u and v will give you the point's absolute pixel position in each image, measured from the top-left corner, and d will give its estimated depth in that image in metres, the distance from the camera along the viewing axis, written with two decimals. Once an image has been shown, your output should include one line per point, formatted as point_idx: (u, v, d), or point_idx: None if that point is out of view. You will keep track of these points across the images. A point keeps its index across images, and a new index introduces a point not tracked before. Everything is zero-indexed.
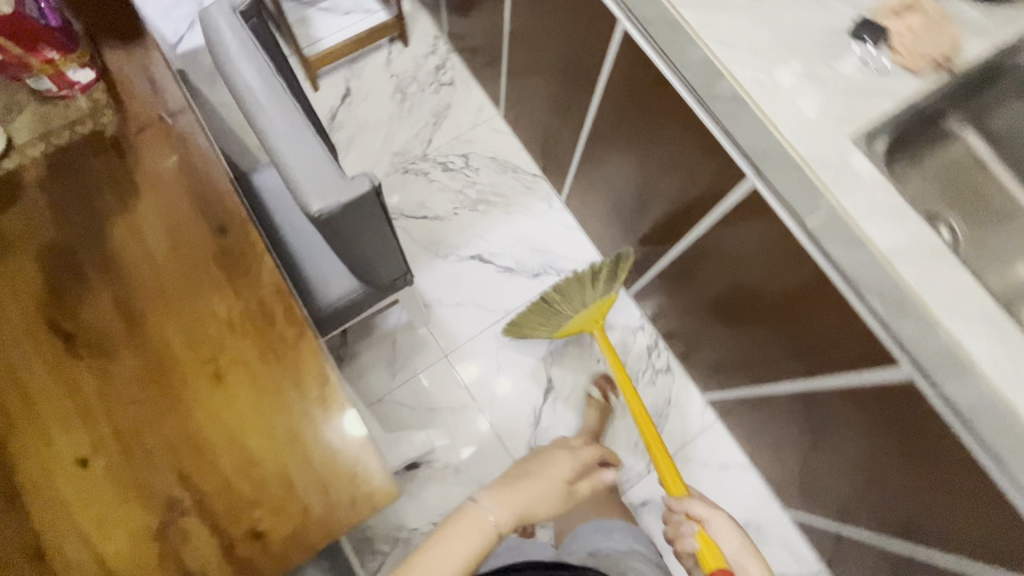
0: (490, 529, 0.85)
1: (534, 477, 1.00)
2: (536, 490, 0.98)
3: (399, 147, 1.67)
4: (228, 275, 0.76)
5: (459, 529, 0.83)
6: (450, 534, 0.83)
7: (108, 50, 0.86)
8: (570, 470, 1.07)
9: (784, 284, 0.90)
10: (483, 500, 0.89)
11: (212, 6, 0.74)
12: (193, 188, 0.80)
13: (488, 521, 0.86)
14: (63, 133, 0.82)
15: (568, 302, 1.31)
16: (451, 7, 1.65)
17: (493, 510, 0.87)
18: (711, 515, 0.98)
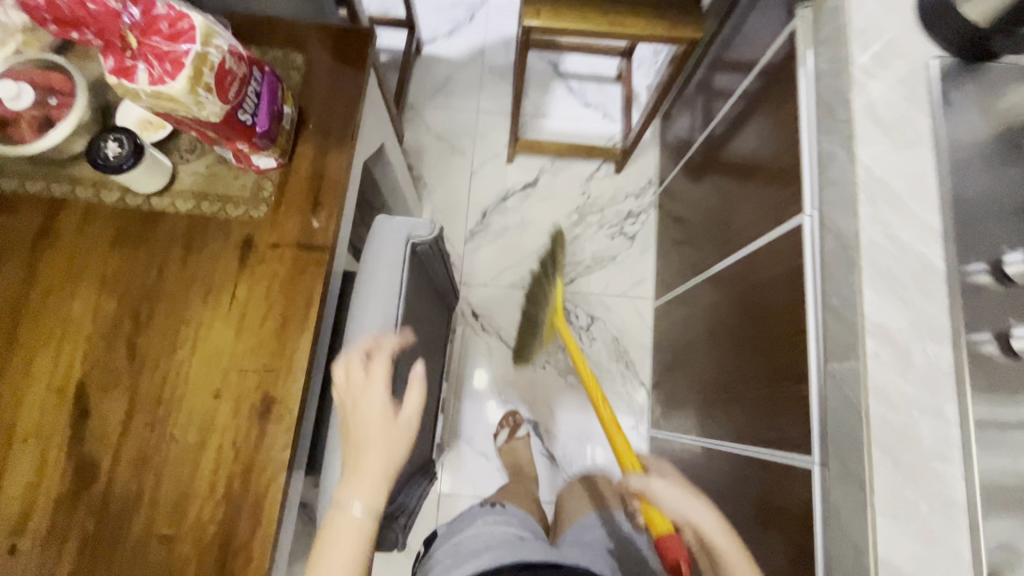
0: (367, 516, 0.66)
1: (350, 433, 0.68)
2: (371, 442, 0.67)
3: (541, 267, 1.56)
4: (240, 453, 0.70)
5: (342, 527, 0.66)
6: (334, 536, 0.66)
7: (306, 142, 0.81)
8: (375, 373, 0.66)
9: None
10: (344, 482, 0.67)
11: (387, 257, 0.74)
12: (276, 340, 0.73)
13: (364, 512, 0.66)
14: (215, 203, 0.78)
15: (537, 307, 1.34)
16: (680, 176, 1.47)
17: (361, 496, 0.66)
18: (646, 484, 0.87)
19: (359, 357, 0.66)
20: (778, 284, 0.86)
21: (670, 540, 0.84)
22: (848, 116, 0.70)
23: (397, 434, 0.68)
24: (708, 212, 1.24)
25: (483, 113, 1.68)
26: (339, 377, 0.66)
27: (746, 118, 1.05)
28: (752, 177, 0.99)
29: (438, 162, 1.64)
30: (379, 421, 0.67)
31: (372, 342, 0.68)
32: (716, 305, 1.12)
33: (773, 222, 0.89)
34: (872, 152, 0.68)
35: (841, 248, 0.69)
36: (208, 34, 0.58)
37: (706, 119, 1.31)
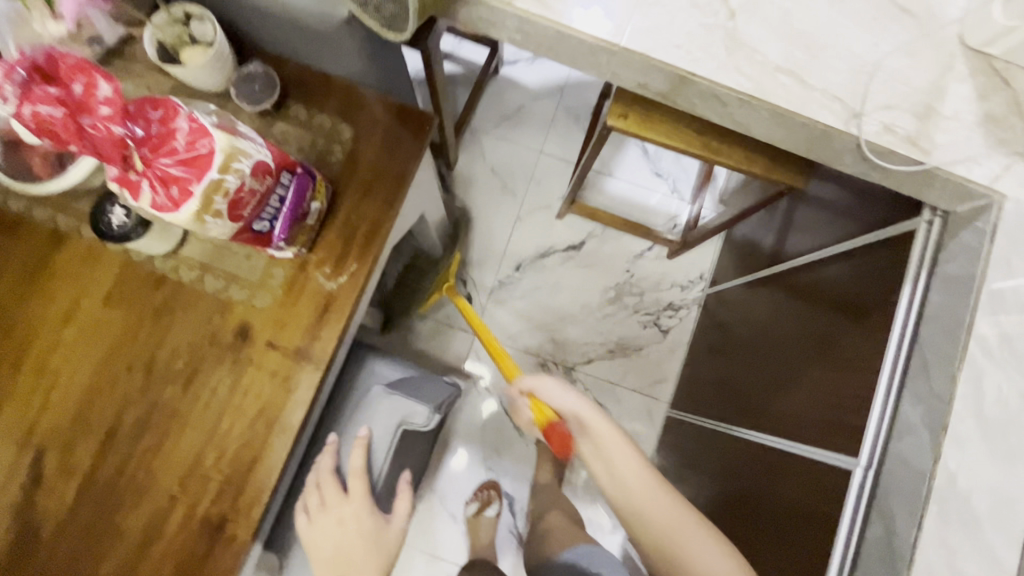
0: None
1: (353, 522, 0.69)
2: (354, 552, 0.68)
3: (562, 338, 1.48)
4: (184, 566, 0.66)
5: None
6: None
7: (332, 232, 0.73)
8: (356, 491, 0.71)
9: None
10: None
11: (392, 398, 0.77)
12: (247, 452, 0.68)
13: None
14: (219, 280, 0.71)
15: (426, 276, 1.39)
16: (734, 289, 1.34)
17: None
18: (536, 380, 1.00)
19: (327, 481, 0.71)
20: (802, 515, 0.76)
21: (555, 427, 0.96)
22: (947, 399, 0.59)
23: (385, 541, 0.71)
24: (751, 355, 1.13)
25: (546, 156, 1.56)
26: (311, 502, 0.70)
27: (825, 291, 0.92)
28: (812, 365, 0.88)
29: (486, 197, 1.54)
30: (369, 536, 0.70)
31: (357, 463, 0.73)
32: (730, 469, 1.03)
33: (819, 439, 0.78)
34: (963, 458, 0.57)
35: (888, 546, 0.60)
36: (230, 153, 0.50)
37: (780, 248, 1.18)
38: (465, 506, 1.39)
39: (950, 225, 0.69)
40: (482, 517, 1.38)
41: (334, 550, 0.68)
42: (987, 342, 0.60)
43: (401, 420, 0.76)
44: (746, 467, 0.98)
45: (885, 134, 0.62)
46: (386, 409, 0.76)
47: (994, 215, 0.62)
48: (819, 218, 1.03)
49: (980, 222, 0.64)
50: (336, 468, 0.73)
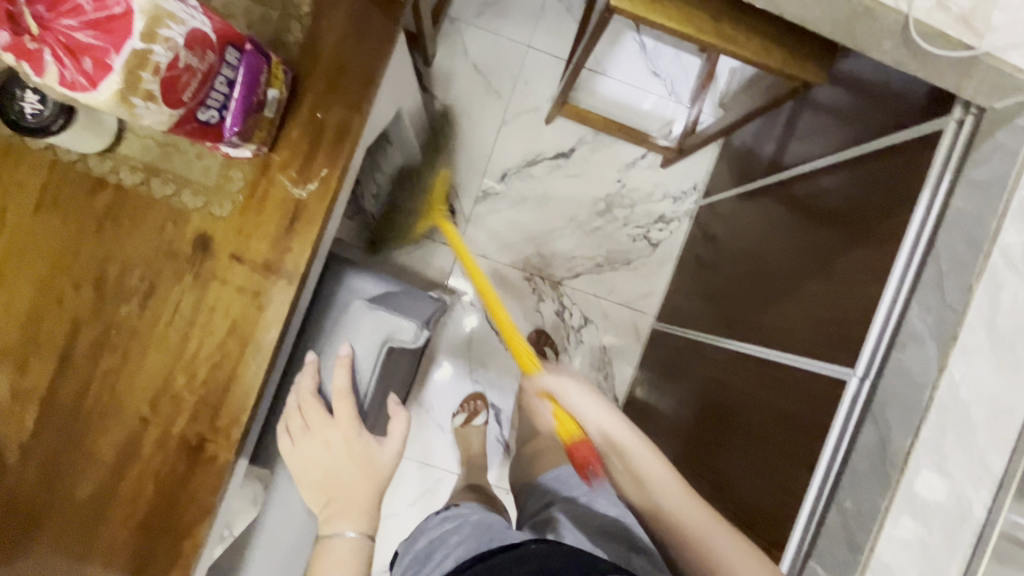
0: (364, 536, 0.53)
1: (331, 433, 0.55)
2: (340, 470, 0.55)
3: (548, 251, 1.42)
4: (164, 486, 0.63)
5: (335, 558, 0.52)
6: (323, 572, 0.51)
7: (295, 128, 0.64)
8: (344, 413, 0.56)
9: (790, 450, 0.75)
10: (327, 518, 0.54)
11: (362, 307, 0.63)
12: (222, 371, 0.63)
13: (360, 537, 0.54)
14: (168, 185, 0.62)
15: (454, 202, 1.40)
16: (729, 199, 1.29)
17: (353, 519, 0.54)
18: (558, 383, 0.84)
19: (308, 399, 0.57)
20: (794, 424, 0.76)
21: (583, 443, 0.82)
22: (960, 310, 0.56)
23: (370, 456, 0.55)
24: (746, 266, 1.10)
25: (534, 51, 1.41)
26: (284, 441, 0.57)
27: (831, 202, 0.87)
28: (808, 278, 0.86)
29: (468, 99, 1.40)
30: (355, 460, 0.56)
31: (343, 383, 0.57)
32: (716, 380, 1.04)
33: (812, 350, 0.78)
34: (969, 368, 0.56)
35: (880, 453, 0.60)
36: (155, 16, 0.40)
37: (783, 155, 1.11)
38: (453, 416, 1.40)
39: (983, 124, 0.63)
40: (471, 426, 1.37)
41: (322, 474, 0.55)
42: (1008, 249, 0.56)
43: (386, 338, 0.60)
44: (731, 377, 0.99)
45: (936, 12, 0.54)
46: (370, 328, 0.59)
47: None
48: (830, 121, 0.96)
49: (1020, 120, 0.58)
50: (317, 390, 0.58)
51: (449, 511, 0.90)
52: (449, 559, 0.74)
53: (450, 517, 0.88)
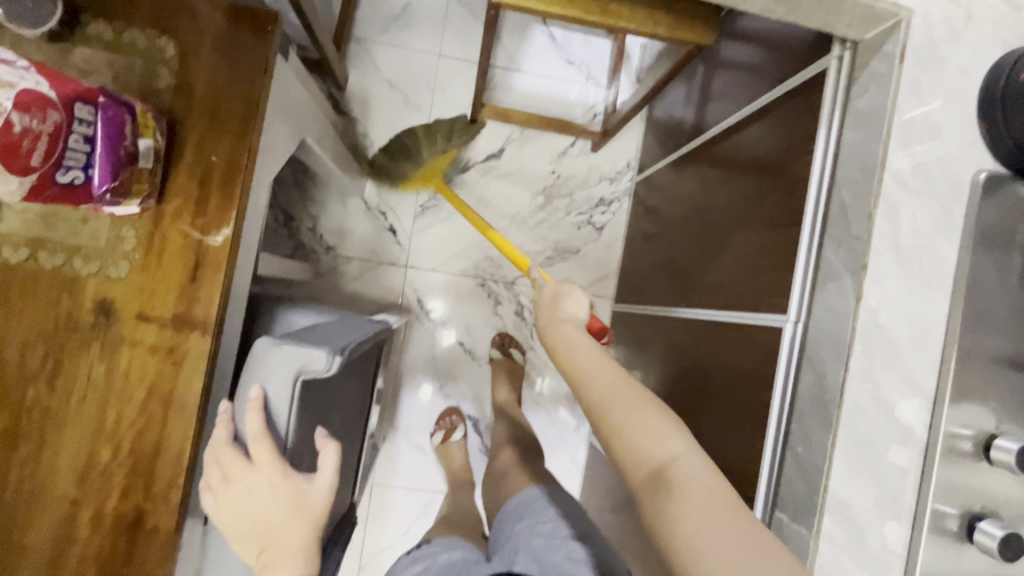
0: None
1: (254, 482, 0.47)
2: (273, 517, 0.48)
3: (497, 253, 1.41)
4: (108, 568, 0.60)
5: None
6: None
7: (182, 174, 0.62)
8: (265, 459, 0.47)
9: (742, 404, 0.75)
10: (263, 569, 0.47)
11: (262, 344, 0.50)
12: (150, 437, 0.61)
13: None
14: (57, 256, 0.60)
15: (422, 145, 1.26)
16: (662, 170, 1.30)
17: (290, 567, 0.47)
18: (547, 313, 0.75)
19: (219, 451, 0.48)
20: (745, 378, 0.76)
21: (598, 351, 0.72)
22: (865, 239, 0.58)
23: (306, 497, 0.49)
24: (685, 232, 1.10)
25: (445, 59, 1.41)
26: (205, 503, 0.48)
27: (745, 156, 0.88)
28: (737, 233, 0.87)
29: (389, 117, 1.39)
30: (288, 503, 0.49)
31: (257, 427, 0.48)
32: (674, 349, 1.04)
33: (748, 302, 0.79)
34: (884, 293, 0.57)
35: (818, 393, 0.60)
36: None
37: (701, 119, 1.13)
38: (432, 436, 1.38)
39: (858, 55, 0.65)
40: (450, 442, 1.35)
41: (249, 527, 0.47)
42: (899, 171, 0.58)
43: (298, 371, 0.49)
44: (686, 342, 0.99)
45: None
46: (278, 361, 0.49)
47: (903, 34, 0.58)
48: (736, 77, 0.97)
49: (888, 46, 0.59)
50: (234, 438, 0.49)
51: (419, 550, 0.90)
52: None
53: (419, 557, 0.88)
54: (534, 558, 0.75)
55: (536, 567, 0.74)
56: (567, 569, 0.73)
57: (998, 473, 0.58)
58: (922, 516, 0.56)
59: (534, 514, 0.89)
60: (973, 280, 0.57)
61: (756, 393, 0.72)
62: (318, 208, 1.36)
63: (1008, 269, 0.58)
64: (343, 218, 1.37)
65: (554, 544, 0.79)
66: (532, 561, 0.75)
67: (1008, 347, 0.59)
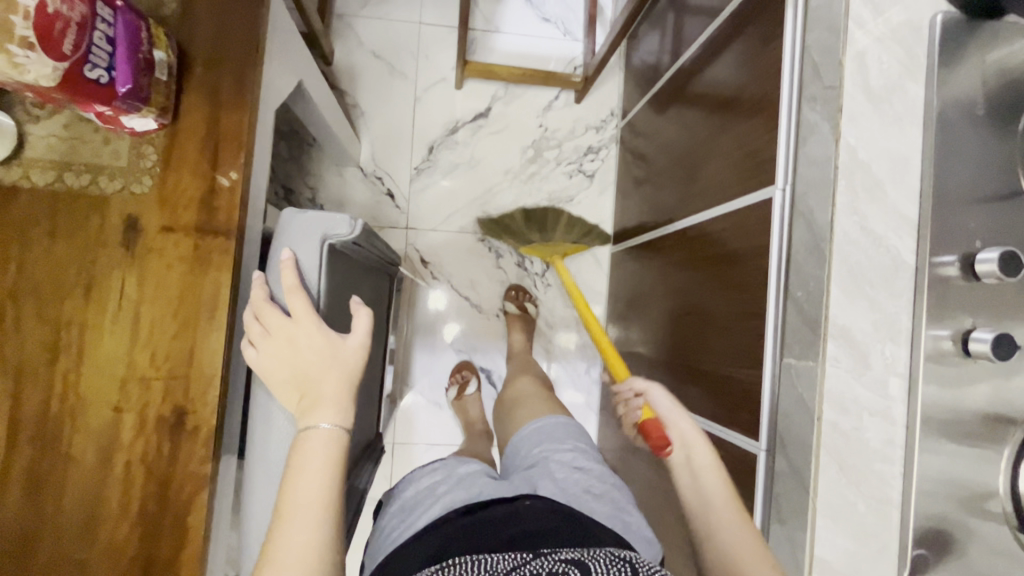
0: (340, 429, 0.52)
1: (291, 333, 0.52)
2: (312, 366, 0.53)
3: (493, 209, 1.45)
4: (153, 470, 0.62)
5: (312, 452, 0.50)
6: (303, 464, 0.50)
7: (193, 94, 0.65)
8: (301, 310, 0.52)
9: (740, 280, 0.79)
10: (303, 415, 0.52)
11: (290, 213, 0.56)
12: (184, 343, 0.63)
13: (338, 430, 0.52)
14: (83, 176, 0.63)
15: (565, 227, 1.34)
16: (644, 110, 1.35)
17: (328, 412, 0.52)
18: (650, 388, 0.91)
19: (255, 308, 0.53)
20: (741, 258, 0.80)
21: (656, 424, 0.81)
22: (837, 85, 0.62)
23: (341, 349, 0.54)
24: (672, 157, 1.15)
25: (426, 27, 1.45)
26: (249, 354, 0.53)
27: (721, 63, 0.93)
28: (721, 133, 0.90)
29: (377, 87, 1.43)
30: (324, 353, 0.53)
31: (291, 283, 0.53)
32: (672, 263, 1.07)
33: (737, 189, 0.83)
34: (859, 132, 0.62)
35: (810, 237, 0.63)
36: None
37: (676, 50, 1.17)
38: (446, 391, 1.40)
39: None
40: (465, 396, 1.37)
41: (291, 370, 0.52)
42: (861, 20, 0.62)
43: (323, 235, 0.55)
44: (683, 249, 1.03)
45: None
46: (306, 225, 0.55)
47: None
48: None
49: None
50: (270, 296, 0.54)
51: (436, 462, 0.82)
52: (441, 506, 0.67)
53: (439, 466, 0.80)
54: (558, 485, 0.71)
55: (560, 495, 0.70)
56: (588, 506, 0.69)
57: (980, 293, 0.62)
58: (917, 333, 0.60)
59: (557, 438, 0.85)
60: (940, 114, 0.62)
61: (753, 264, 0.76)
62: (317, 179, 1.40)
63: (968, 106, 0.63)
64: (342, 187, 1.41)
65: (575, 476, 0.75)
66: (555, 488, 0.71)
67: (977, 180, 0.63)
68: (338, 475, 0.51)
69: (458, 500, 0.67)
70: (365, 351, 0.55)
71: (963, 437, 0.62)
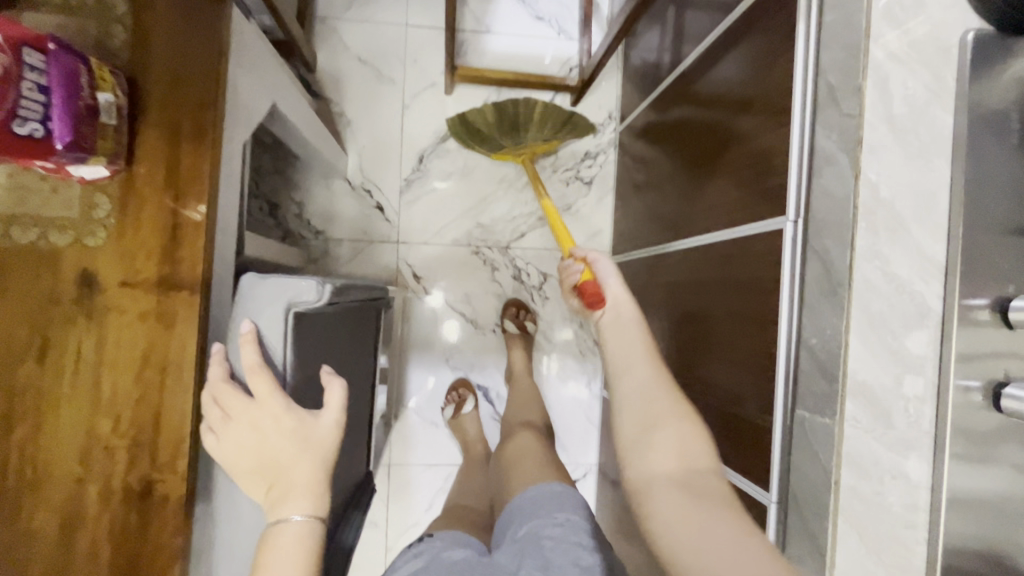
0: (312, 519, 0.52)
1: (257, 418, 0.53)
2: (282, 453, 0.53)
3: (487, 220, 1.39)
4: (122, 543, 0.58)
5: (283, 546, 0.50)
6: (272, 560, 0.50)
7: (149, 136, 0.60)
8: (264, 394, 0.53)
9: (748, 315, 0.74)
10: (273, 506, 0.52)
11: (247, 283, 0.56)
12: (149, 407, 0.59)
13: (309, 519, 0.52)
14: (31, 229, 0.58)
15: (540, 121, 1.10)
16: (644, 115, 1.28)
17: (298, 502, 0.52)
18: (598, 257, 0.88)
19: (215, 390, 0.53)
20: (749, 289, 0.74)
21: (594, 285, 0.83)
22: (857, 113, 0.56)
23: (312, 431, 0.54)
24: (674, 169, 1.08)
25: (413, 28, 1.38)
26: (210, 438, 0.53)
27: (726, 74, 0.86)
28: (726, 150, 0.84)
29: (364, 94, 1.37)
30: (293, 437, 0.54)
31: (253, 360, 0.54)
32: (673, 284, 1.03)
33: (745, 214, 0.77)
34: (880, 165, 0.56)
35: (825, 280, 0.58)
36: None
37: (677, 52, 1.10)
38: (443, 410, 1.36)
39: None
40: (462, 415, 1.32)
41: (257, 459, 0.53)
42: (884, 39, 0.56)
43: (288, 303, 0.55)
44: (686, 271, 0.97)
45: None
46: (266, 293, 0.54)
47: None
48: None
49: None
50: (230, 376, 0.54)
51: (421, 547, 0.82)
52: None
53: (422, 554, 0.80)
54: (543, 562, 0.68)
55: None
56: None
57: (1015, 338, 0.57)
58: (943, 385, 0.56)
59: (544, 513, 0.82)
60: (970, 144, 0.56)
61: (762, 299, 0.71)
62: (302, 193, 1.34)
63: (1005, 130, 0.57)
64: (330, 200, 1.35)
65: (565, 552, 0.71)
66: None
67: (1012, 213, 0.58)
68: (310, 566, 0.51)
69: None
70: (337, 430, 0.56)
71: (991, 492, 0.58)
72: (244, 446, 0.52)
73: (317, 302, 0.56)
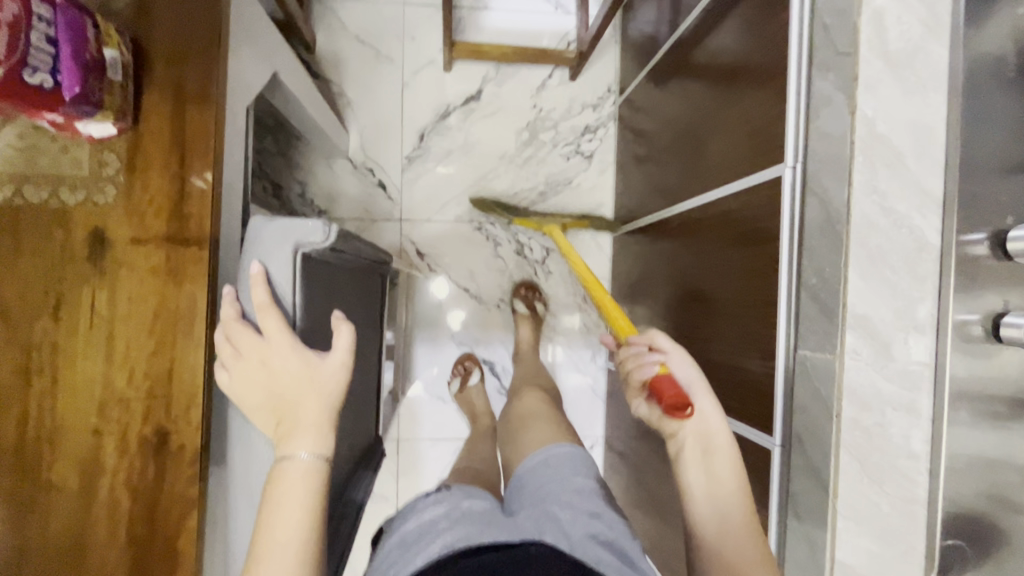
0: (317, 458, 0.57)
1: (266, 355, 0.59)
2: (293, 389, 0.60)
3: (489, 197, 1.40)
4: (139, 493, 0.60)
5: (292, 480, 0.56)
6: (283, 496, 0.56)
7: (153, 96, 0.61)
8: (271, 327, 0.59)
9: (749, 266, 0.74)
10: (281, 441, 0.58)
11: (257, 228, 0.62)
12: (162, 360, 0.60)
13: (313, 458, 0.57)
14: (42, 188, 0.59)
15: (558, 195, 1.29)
16: (642, 86, 1.28)
17: (305, 441, 0.57)
18: (673, 349, 0.74)
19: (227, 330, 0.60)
20: (750, 241, 0.75)
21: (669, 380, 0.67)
22: (852, 51, 0.56)
23: (320, 370, 0.61)
24: (673, 136, 1.09)
25: (410, 7, 1.38)
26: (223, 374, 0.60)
27: (723, 31, 0.86)
28: (724, 108, 0.85)
29: (364, 74, 1.37)
30: (300, 372, 0.60)
31: (262, 297, 0.60)
32: (673, 250, 1.03)
33: (745, 167, 0.77)
34: (876, 102, 0.56)
35: (823, 220, 0.59)
36: None
37: (674, 20, 1.10)
38: (449, 384, 1.38)
39: None
40: (469, 387, 1.35)
41: (267, 396, 0.59)
42: None
43: (295, 243, 0.61)
44: (686, 234, 0.98)
45: None
46: (273, 236, 0.61)
47: None
48: None
49: None
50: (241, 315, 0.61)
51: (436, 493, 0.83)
52: (441, 541, 0.64)
53: (441, 500, 0.80)
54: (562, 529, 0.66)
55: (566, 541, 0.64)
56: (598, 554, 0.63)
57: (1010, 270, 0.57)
58: (940, 318, 0.56)
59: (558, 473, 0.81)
60: (964, 79, 0.56)
61: (761, 248, 0.71)
62: (305, 174, 1.35)
63: (1001, 64, 0.57)
64: (332, 180, 1.36)
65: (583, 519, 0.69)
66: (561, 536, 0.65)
67: (1004, 149, 0.58)
68: (318, 502, 0.57)
69: (458, 538, 0.64)
70: (341, 369, 0.62)
71: (987, 422, 0.59)
72: (255, 379, 0.58)
73: (322, 244, 0.62)
